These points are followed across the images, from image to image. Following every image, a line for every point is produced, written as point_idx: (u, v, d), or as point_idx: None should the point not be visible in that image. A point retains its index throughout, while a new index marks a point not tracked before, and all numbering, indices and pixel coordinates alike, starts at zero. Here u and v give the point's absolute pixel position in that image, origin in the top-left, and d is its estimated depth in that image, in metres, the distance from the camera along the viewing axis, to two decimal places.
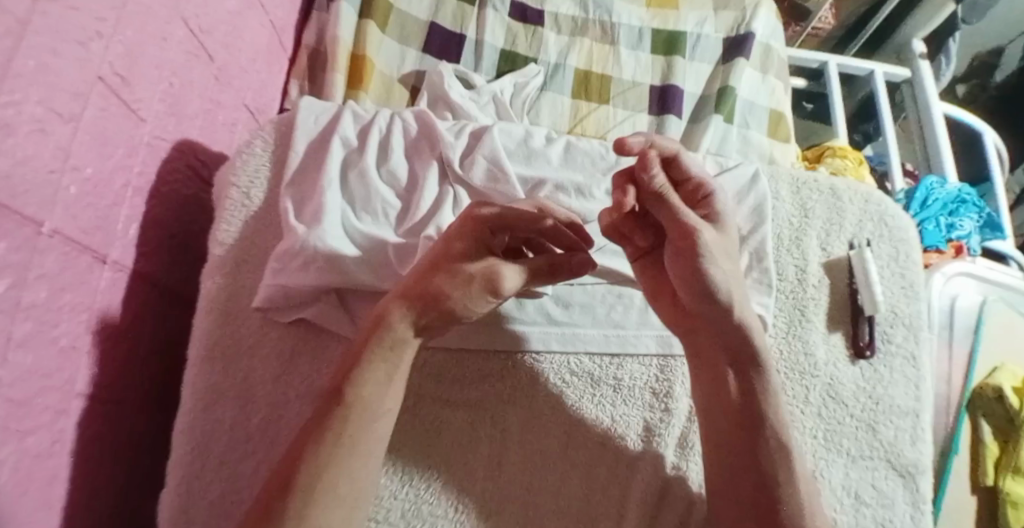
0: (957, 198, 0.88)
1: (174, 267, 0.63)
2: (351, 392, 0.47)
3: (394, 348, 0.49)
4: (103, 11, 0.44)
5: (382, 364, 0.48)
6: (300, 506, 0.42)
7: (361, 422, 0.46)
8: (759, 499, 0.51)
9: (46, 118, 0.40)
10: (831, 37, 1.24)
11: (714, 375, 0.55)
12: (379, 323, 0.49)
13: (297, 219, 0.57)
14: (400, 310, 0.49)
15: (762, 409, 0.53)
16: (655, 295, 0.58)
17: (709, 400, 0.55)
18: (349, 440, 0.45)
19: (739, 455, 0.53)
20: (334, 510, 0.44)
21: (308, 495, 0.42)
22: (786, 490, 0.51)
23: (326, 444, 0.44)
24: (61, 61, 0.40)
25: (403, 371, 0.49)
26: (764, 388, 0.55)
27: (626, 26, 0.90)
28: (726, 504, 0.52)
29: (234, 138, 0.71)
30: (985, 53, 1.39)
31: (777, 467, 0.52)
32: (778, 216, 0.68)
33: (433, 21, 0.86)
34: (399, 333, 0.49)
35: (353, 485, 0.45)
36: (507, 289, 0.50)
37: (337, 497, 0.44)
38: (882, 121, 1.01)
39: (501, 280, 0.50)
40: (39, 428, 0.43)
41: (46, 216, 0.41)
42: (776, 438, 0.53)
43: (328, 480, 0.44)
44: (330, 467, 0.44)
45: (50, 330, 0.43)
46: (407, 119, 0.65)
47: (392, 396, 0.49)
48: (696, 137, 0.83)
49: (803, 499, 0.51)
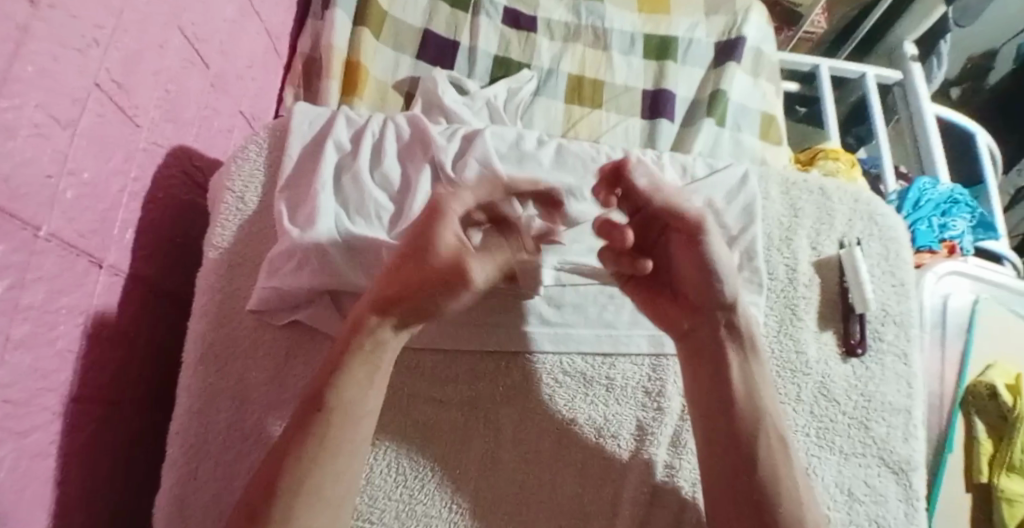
0: (949, 199, 0.88)
1: (170, 272, 0.63)
2: (332, 398, 0.47)
3: (375, 350, 0.49)
4: (101, 18, 0.45)
5: (365, 366, 0.48)
6: (286, 508, 0.43)
7: (346, 424, 0.47)
8: (752, 495, 0.51)
9: (46, 123, 0.40)
10: (823, 42, 1.26)
11: (715, 368, 0.56)
12: (358, 325, 0.49)
13: (292, 221, 0.58)
14: (380, 313, 0.49)
15: (761, 402, 0.55)
16: (651, 302, 0.58)
17: (708, 392, 0.56)
18: (330, 443, 0.46)
19: (733, 452, 0.53)
20: (320, 513, 0.44)
21: (291, 500, 0.43)
22: (774, 489, 0.51)
23: (308, 450, 0.45)
24: (60, 68, 0.41)
25: (386, 369, 0.50)
26: (762, 374, 0.57)
27: (618, 31, 0.91)
28: (722, 504, 0.52)
29: (230, 144, 0.72)
30: (978, 55, 1.41)
31: (773, 460, 0.52)
32: (768, 217, 0.68)
33: (427, 28, 0.87)
34: (383, 334, 0.49)
35: (338, 487, 0.46)
36: (479, 275, 0.48)
37: (321, 500, 0.45)
38: (874, 123, 1.02)
39: (470, 274, 0.47)
40: (37, 429, 0.43)
41: (44, 219, 0.41)
42: (775, 430, 0.54)
43: (312, 483, 0.44)
44: (314, 467, 0.45)
45: (49, 331, 0.44)
46: (400, 124, 0.66)
47: (374, 396, 0.49)
48: (688, 141, 0.84)
49: (789, 499, 0.51)
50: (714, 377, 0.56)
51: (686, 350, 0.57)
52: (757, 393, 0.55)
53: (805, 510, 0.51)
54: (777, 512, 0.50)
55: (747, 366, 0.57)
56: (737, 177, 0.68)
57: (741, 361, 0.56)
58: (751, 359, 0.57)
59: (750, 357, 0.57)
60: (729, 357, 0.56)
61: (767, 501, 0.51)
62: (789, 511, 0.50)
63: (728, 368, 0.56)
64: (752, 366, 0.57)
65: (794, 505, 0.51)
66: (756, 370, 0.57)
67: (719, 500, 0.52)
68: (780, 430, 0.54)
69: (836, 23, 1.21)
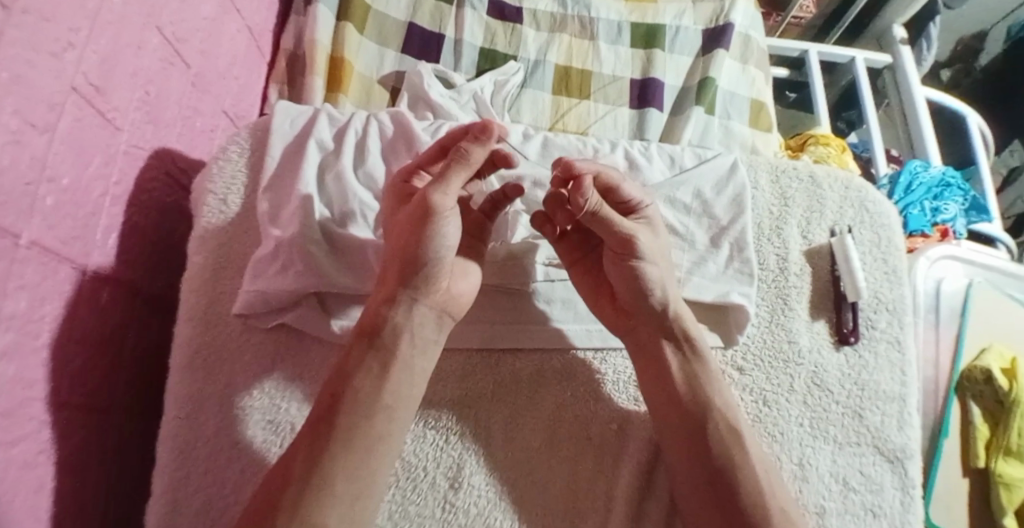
0: (941, 182, 0.88)
1: (155, 275, 0.63)
2: (340, 385, 0.48)
3: (390, 340, 0.50)
4: (76, 21, 0.44)
5: (375, 358, 0.49)
6: (295, 499, 0.42)
7: (358, 414, 0.47)
8: (718, 487, 0.52)
9: (23, 129, 0.39)
10: (812, 26, 1.22)
11: (658, 370, 0.57)
12: (373, 329, 0.50)
13: (275, 224, 0.58)
14: (388, 304, 0.51)
15: (712, 397, 0.55)
16: (595, 300, 0.60)
17: (661, 392, 0.56)
18: (341, 433, 0.46)
19: (696, 443, 0.54)
20: (332, 508, 0.43)
21: (303, 487, 0.43)
22: (743, 472, 0.51)
23: (318, 440, 0.45)
24: (35, 74, 0.40)
25: (402, 361, 0.50)
26: (707, 373, 0.57)
27: (605, 20, 0.90)
28: (690, 488, 0.53)
29: (213, 144, 0.71)
30: (968, 38, 1.42)
31: (729, 449, 0.53)
32: (758, 206, 0.68)
33: (411, 22, 0.86)
34: (400, 320, 0.51)
35: (351, 483, 0.45)
36: (440, 204, 0.50)
37: (331, 495, 0.43)
38: (864, 108, 0.99)
39: (434, 206, 0.50)
40: (24, 438, 0.43)
41: (24, 226, 0.40)
42: (729, 423, 0.54)
43: (324, 473, 0.44)
44: (327, 462, 0.44)
45: (33, 339, 0.43)
46: (383, 120, 0.65)
47: (388, 391, 0.48)
48: (677, 130, 0.84)
49: (761, 478, 0.51)
50: (670, 368, 0.56)
51: (632, 348, 0.58)
52: (702, 388, 0.56)
53: (770, 498, 0.50)
54: (739, 500, 0.51)
55: (688, 366, 0.57)
56: (727, 166, 0.67)
57: (681, 359, 0.57)
58: (697, 359, 0.57)
59: (692, 358, 0.57)
60: (675, 355, 0.57)
61: (733, 491, 0.51)
62: (754, 501, 0.50)
63: (679, 370, 0.56)
64: (699, 365, 0.57)
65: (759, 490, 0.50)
66: (698, 369, 0.57)
67: (690, 493, 0.53)
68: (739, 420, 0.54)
69: (823, 8, 1.17)
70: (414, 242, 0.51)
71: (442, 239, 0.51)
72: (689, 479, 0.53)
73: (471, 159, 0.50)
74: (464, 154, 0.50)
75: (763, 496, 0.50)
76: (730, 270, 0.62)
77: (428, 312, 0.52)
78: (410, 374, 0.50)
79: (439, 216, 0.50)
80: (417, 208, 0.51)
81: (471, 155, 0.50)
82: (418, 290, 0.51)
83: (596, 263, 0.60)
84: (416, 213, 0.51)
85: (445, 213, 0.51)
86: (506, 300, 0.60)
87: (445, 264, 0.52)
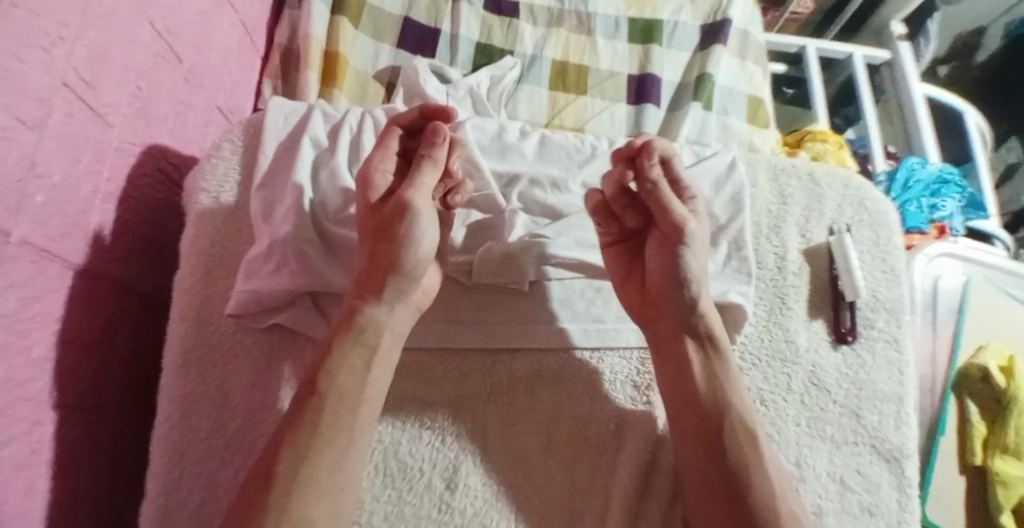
0: (939, 178, 0.88)
1: (147, 272, 0.62)
2: (325, 383, 0.47)
3: (368, 332, 0.50)
4: (66, 15, 0.43)
5: (359, 350, 0.49)
6: (283, 497, 0.42)
7: (341, 411, 0.47)
8: (724, 488, 0.51)
9: (11, 126, 0.38)
10: (809, 23, 1.22)
11: (678, 366, 0.56)
12: (350, 316, 0.50)
13: (268, 222, 0.57)
14: (370, 300, 0.51)
15: (727, 399, 0.55)
16: (622, 284, 0.60)
17: (674, 390, 0.56)
18: (326, 431, 0.45)
19: (700, 443, 0.53)
20: (318, 503, 0.43)
21: (289, 485, 0.42)
22: (754, 474, 0.51)
23: (304, 435, 0.45)
24: (24, 69, 0.39)
25: (382, 357, 0.50)
26: (725, 372, 0.56)
27: (602, 15, 0.89)
28: (699, 490, 0.52)
29: (207, 139, 0.70)
30: (966, 33, 1.39)
31: (742, 451, 0.52)
32: (756, 205, 0.68)
33: (407, 16, 0.85)
34: (379, 318, 0.51)
35: (334, 476, 0.45)
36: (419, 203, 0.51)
37: (320, 489, 0.43)
38: (862, 104, 0.99)
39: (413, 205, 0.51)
40: (15, 438, 0.42)
41: (13, 224, 0.39)
42: (734, 425, 0.54)
43: (308, 469, 0.43)
44: (309, 460, 0.44)
45: (22, 339, 0.42)
46: (378, 117, 0.65)
47: (370, 384, 0.49)
48: (674, 127, 0.83)
49: (771, 481, 0.51)
50: (685, 368, 0.56)
51: (653, 341, 0.59)
52: (721, 387, 0.55)
53: (779, 502, 0.50)
54: (750, 503, 0.50)
55: (711, 366, 0.56)
56: (726, 164, 0.67)
57: (703, 357, 0.57)
58: (714, 357, 0.57)
59: (713, 356, 0.57)
60: (690, 355, 0.57)
61: (741, 491, 0.51)
62: (760, 501, 0.50)
63: (689, 367, 0.56)
64: (716, 363, 0.56)
65: (764, 491, 0.50)
66: (719, 367, 0.56)
67: (696, 490, 0.52)
68: (748, 422, 0.54)
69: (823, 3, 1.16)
70: (392, 241, 0.51)
71: (421, 239, 0.52)
72: (698, 480, 0.52)
73: (437, 161, 0.53)
74: (433, 155, 0.53)
75: (772, 498, 0.50)
76: (726, 270, 0.62)
77: (406, 309, 0.53)
78: (388, 365, 0.51)
79: (416, 213, 0.51)
80: (393, 208, 0.51)
81: (435, 157, 0.53)
82: (399, 290, 0.51)
83: (634, 247, 0.61)
84: (394, 213, 0.51)
85: (422, 213, 0.51)
86: (502, 299, 0.60)
87: (424, 265, 0.53)
